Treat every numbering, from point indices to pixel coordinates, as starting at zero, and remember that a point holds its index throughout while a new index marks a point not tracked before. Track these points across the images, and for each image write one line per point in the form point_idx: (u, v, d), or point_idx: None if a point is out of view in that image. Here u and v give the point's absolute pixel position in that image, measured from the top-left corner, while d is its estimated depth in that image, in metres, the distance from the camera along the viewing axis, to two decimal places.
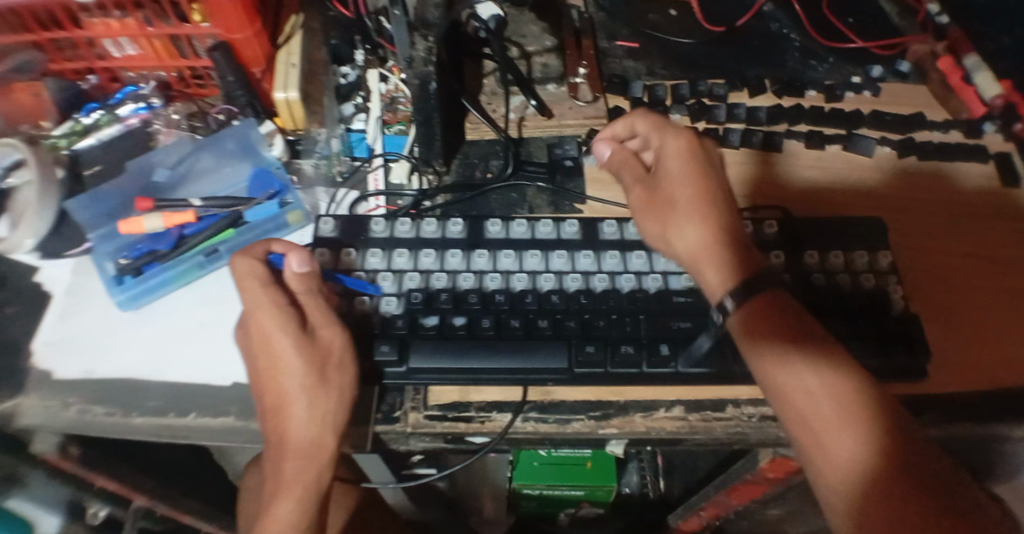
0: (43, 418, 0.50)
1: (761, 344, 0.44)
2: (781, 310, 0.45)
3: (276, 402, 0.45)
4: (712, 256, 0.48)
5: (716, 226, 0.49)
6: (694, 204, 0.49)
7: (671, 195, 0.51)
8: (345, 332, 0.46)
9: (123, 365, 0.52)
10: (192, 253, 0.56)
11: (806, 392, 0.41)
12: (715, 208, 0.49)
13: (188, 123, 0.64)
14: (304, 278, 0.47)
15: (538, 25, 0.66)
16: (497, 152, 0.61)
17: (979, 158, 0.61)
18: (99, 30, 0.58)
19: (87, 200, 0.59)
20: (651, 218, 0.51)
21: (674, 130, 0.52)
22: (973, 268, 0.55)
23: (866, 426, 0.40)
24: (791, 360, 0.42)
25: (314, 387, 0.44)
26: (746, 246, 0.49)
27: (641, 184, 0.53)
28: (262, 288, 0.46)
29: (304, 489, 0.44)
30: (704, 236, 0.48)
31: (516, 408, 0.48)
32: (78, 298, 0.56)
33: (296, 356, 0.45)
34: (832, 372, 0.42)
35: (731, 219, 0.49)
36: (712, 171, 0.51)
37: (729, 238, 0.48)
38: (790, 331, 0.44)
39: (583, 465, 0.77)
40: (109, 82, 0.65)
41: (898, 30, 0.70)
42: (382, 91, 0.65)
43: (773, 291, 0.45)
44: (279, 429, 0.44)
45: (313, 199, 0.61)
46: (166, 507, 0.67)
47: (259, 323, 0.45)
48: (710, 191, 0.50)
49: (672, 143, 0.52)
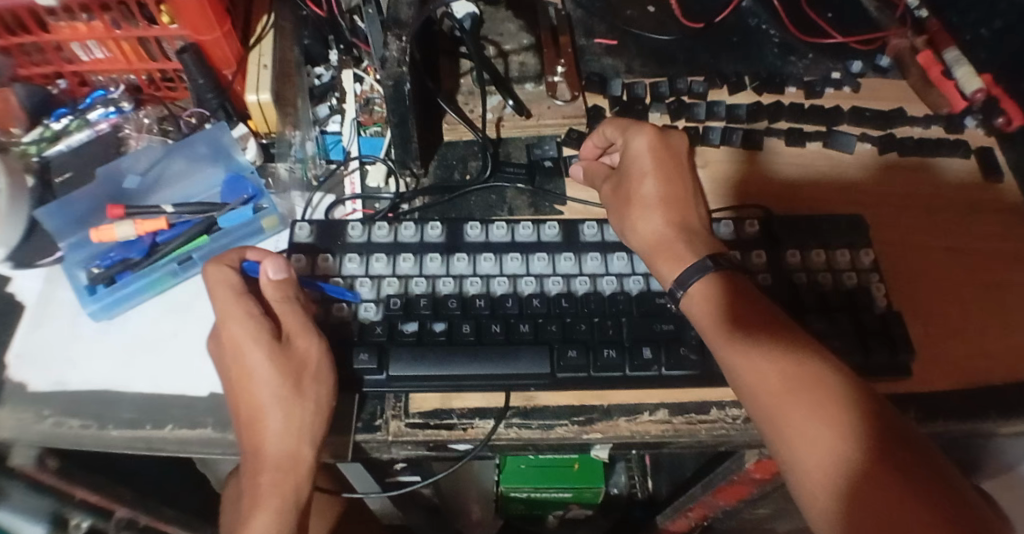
0: (15, 433, 0.49)
1: (725, 341, 0.44)
2: (743, 304, 0.45)
3: (251, 413, 0.44)
4: (668, 250, 0.49)
5: (675, 221, 0.51)
6: (653, 198, 0.51)
7: (633, 191, 0.53)
8: (322, 340, 0.45)
9: (98, 376, 0.51)
10: (166, 260, 0.55)
11: (774, 388, 0.41)
12: (674, 204, 0.51)
13: (159, 127, 0.63)
14: (279, 285, 0.45)
15: (515, 23, 0.65)
16: (475, 153, 0.60)
17: (961, 153, 0.60)
18: (65, 34, 0.57)
19: (56, 207, 0.57)
20: (615, 212, 0.53)
21: (638, 127, 0.53)
22: (952, 264, 0.55)
23: (838, 414, 0.39)
24: (756, 354, 0.43)
25: (289, 398, 0.44)
26: (703, 239, 0.50)
27: (610, 181, 0.55)
28: (236, 298, 0.45)
29: (281, 501, 0.43)
30: (662, 231, 0.50)
31: (498, 414, 0.48)
32: (50, 308, 0.55)
33: (271, 366, 0.44)
34: (798, 364, 0.41)
35: (691, 214, 0.51)
36: (676, 167, 0.53)
37: (687, 232, 0.50)
38: (753, 325, 0.44)
39: (570, 467, 0.77)
40: (78, 86, 0.64)
41: (876, 23, 0.69)
42: (357, 92, 0.63)
43: (735, 283, 0.47)
44: (255, 440, 0.44)
45: (288, 204, 0.59)
46: (148, 517, 0.66)
47: (233, 334, 0.44)
48: (672, 187, 0.52)
49: (638, 140, 0.53)
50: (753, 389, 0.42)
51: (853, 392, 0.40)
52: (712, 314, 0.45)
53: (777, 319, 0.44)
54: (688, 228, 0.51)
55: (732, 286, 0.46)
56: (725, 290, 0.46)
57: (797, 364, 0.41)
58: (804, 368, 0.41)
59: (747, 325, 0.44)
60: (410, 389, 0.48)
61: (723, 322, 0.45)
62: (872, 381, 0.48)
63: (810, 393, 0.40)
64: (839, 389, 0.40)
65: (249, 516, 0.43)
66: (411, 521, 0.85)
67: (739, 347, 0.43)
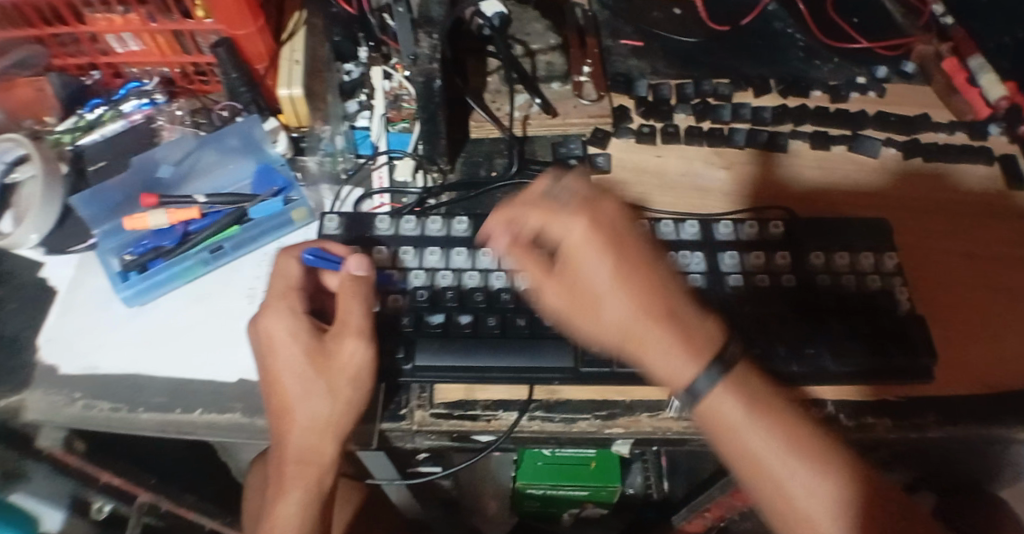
0: (46, 414, 0.50)
1: (723, 431, 0.40)
2: (767, 417, 0.39)
3: (281, 408, 0.44)
4: (658, 349, 0.40)
5: (653, 311, 0.40)
6: (624, 292, 0.41)
7: (599, 291, 0.41)
8: (363, 346, 0.44)
9: (128, 361, 0.52)
10: (197, 249, 0.56)
11: (774, 479, 0.39)
12: (649, 294, 0.41)
13: (191, 119, 0.64)
14: (354, 281, 0.46)
15: (541, 23, 0.66)
16: (501, 150, 0.61)
17: (983, 159, 0.60)
18: (101, 25, 0.58)
19: (90, 196, 0.58)
20: (574, 312, 0.42)
21: (565, 212, 0.42)
22: (970, 269, 0.55)
23: (837, 498, 0.38)
24: (778, 475, 0.39)
25: (321, 398, 0.44)
26: (694, 319, 0.41)
27: (564, 282, 0.42)
28: (287, 290, 0.47)
29: (304, 493, 0.44)
30: (649, 328, 0.40)
31: (521, 407, 0.49)
32: (80, 293, 0.56)
33: (308, 365, 0.44)
34: (796, 448, 0.39)
35: (674, 300, 0.41)
36: (631, 244, 0.42)
37: (670, 323, 0.40)
38: (778, 444, 0.39)
39: (586, 466, 0.74)
40: (112, 78, 0.65)
41: (901, 29, 0.70)
42: (386, 88, 0.64)
43: (734, 366, 0.41)
44: (282, 433, 0.44)
45: (317, 197, 0.61)
46: (170, 503, 0.67)
47: (272, 330, 0.45)
48: (632, 272, 0.41)
49: (570, 230, 0.42)
50: (771, 497, 0.39)
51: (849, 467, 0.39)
52: (733, 432, 0.39)
53: (801, 429, 0.40)
54: (674, 315, 0.41)
55: (747, 391, 0.40)
56: (742, 401, 0.39)
57: (793, 448, 0.39)
58: (836, 488, 0.38)
59: (753, 424, 0.39)
60: (435, 379, 0.49)
61: (745, 440, 0.39)
62: (887, 383, 0.49)
63: (843, 516, 0.37)
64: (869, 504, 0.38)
65: (276, 502, 0.45)
66: (426, 514, 0.85)
67: (760, 465, 0.39)
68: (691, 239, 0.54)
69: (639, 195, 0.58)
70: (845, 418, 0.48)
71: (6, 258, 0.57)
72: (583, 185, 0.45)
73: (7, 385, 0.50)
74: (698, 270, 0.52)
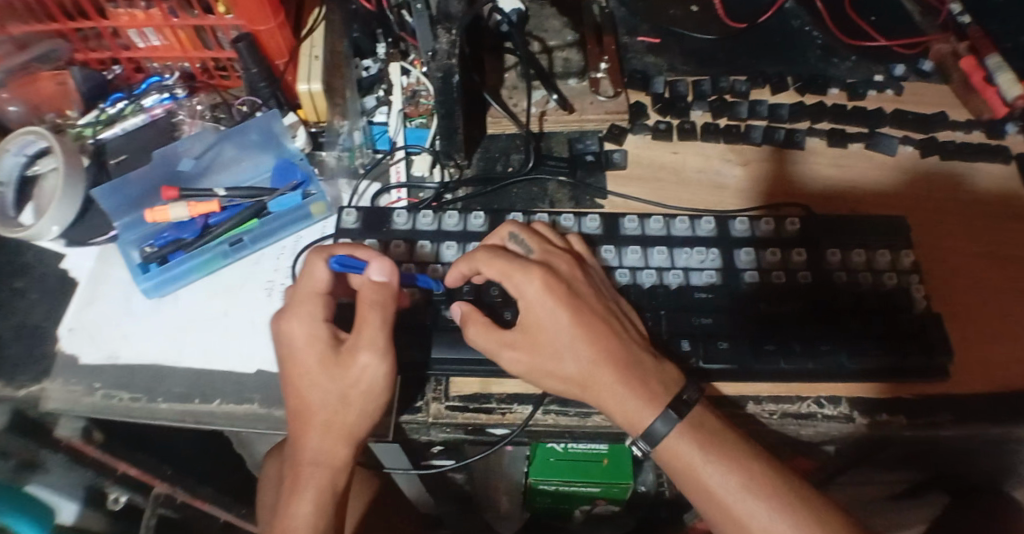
0: (65, 403, 0.50)
1: (683, 471, 0.42)
2: (724, 457, 0.41)
3: (297, 411, 0.45)
4: (614, 395, 0.43)
5: (609, 358, 0.43)
6: (580, 343, 0.43)
7: (556, 348, 0.43)
8: (376, 359, 0.44)
9: (148, 352, 0.53)
10: (217, 242, 0.56)
11: (731, 518, 0.41)
12: (604, 345, 0.43)
13: (211, 115, 0.65)
14: (377, 288, 0.44)
15: (559, 20, 0.67)
16: (518, 146, 0.61)
17: (1000, 159, 0.60)
18: (123, 20, 0.59)
19: (111, 188, 0.58)
20: (529, 364, 0.44)
21: (524, 269, 0.44)
22: (985, 269, 0.55)
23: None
24: (734, 513, 0.41)
25: (335, 404, 0.44)
26: (649, 365, 0.44)
27: (520, 341, 0.44)
28: (309, 292, 0.46)
29: (318, 494, 0.44)
30: (605, 376, 0.43)
31: (536, 401, 0.49)
32: (101, 285, 0.56)
33: (324, 372, 0.44)
34: (752, 488, 0.41)
35: (628, 349, 0.44)
36: (584, 299, 0.45)
37: (626, 370, 0.43)
38: (734, 483, 0.41)
39: (598, 462, 0.73)
40: (133, 72, 0.67)
41: (919, 28, 0.69)
42: (404, 84, 0.65)
43: (694, 409, 0.43)
44: (297, 434, 0.45)
45: (335, 191, 0.62)
46: (185, 494, 0.68)
47: (292, 334, 0.45)
48: (588, 322, 0.44)
49: (528, 284, 0.44)
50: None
51: (805, 506, 0.40)
52: (691, 472, 0.42)
53: (757, 466, 0.42)
54: (630, 361, 0.43)
55: (703, 431, 0.42)
56: (697, 442, 0.42)
57: (748, 487, 0.41)
58: (792, 524, 0.40)
59: (710, 464, 0.41)
60: (451, 372, 0.49)
61: (703, 479, 0.41)
62: (902, 381, 0.49)
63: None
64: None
65: (289, 503, 0.44)
66: (439, 509, 0.85)
67: (719, 502, 0.41)
68: (707, 235, 0.54)
69: (655, 192, 0.59)
70: (860, 416, 0.48)
71: (28, 249, 0.58)
72: (534, 247, 0.48)
73: (27, 375, 0.51)
74: (713, 266, 0.52)
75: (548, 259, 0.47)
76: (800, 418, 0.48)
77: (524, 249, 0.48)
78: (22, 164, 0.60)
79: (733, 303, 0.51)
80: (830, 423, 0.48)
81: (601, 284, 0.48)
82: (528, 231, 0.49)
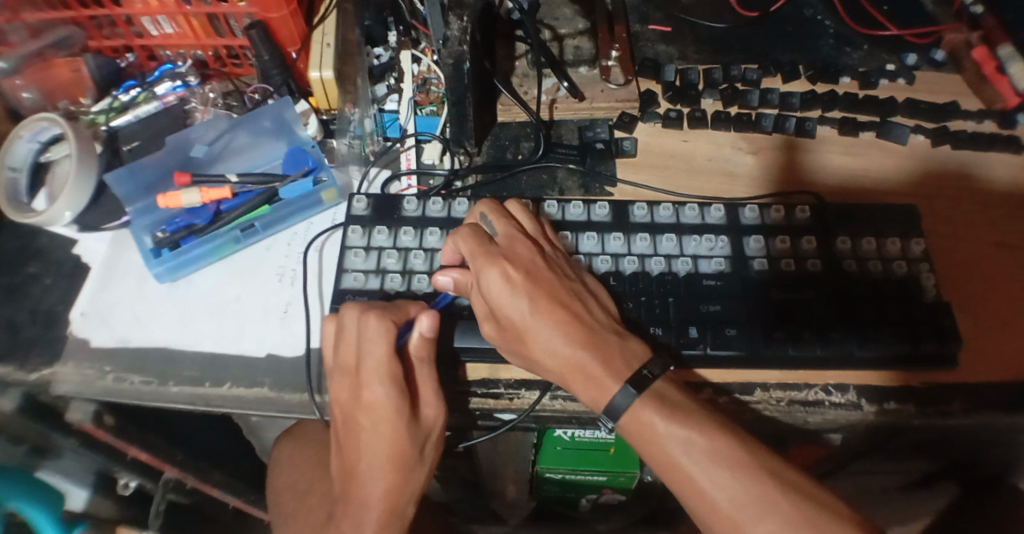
0: (78, 385, 0.51)
1: (647, 439, 0.41)
2: (689, 422, 0.40)
3: (375, 472, 0.43)
4: (581, 376, 0.43)
5: (580, 339, 0.43)
6: (545, 325, 0.43)
7: (523, 326, 0.43)
8: (442, 411, 0.46)
9: (160, 335, 0.53)
10: (229, 228, 0.57)
11: (694, 486, 0.39)
12: (567, 325, 0.43)
13: (224, 102, 0.65)
14: (425, 342, 0.45)
15: (570, 7, 0.67)
16: (528, 134, 0.62)
17: (1013, 149, 0.60)
18: (137, 8, 0.60)
19: (126, 173, 0.60)
20: (510, 350, 0.46)
21: (487, 257, 0.45)
22: (1002, 258, 0.54)
23: (757, 501, 0.38)
24: (699, 480, 0.39)
25: (411, 462, 0.44)
26: (614, 342, 0.44)
27: (490, 324, 0.46)
28: (387, 356, 0.44)
29: None
30: (573, 355, 0.43)
31: (544, 386, 0.49)
32: (116, 268, 0.57)
33: (404, 434, 0.44)
34: (718, 451, 0.39)
35: (594, 331, 0.44)
36: (544, 284, 0.45)
37: (599, 350, 0.43)
38: (696, 447, 0.40)
39: (606, 453, 0.72)
40: (147, 60, 0.67)
41: (931, 18, 0.69)
42: (415, 72, 0.66)
43: (664, 379, 0.43)
44: (364, 492, 0.43)
45: (346, 177, 0.62)
46: (196, 479, 0.69)
47: (375, 399, 0.44)
48: (553, 306, 0.44)
49: (488, 270, 0.44)
50: (700, 507, 0.40)
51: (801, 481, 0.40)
52: (653, 438, 0.41)
53: (721, 435, 0.40)
54: (599, 341, 0.43)
55: (666, 402, 0.41)
56: (660, 409, 0.41)
57: (714, 451, 0.39)
58: (756, 488, 0.38)
59: (672, 429, 0.40)
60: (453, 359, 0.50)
61: (665, 444, 0.40)
62: (916, 367, 0.49)
63: (762, 517, 0.37)
64: (801, 501, 0.38)
65: None
66: (447, 498, 0.86)
67: (681, 470, 0.40)
68: (716, 223, 0.54)
69: (667, 179, 0.59)
70: (867, 404, 0.48)
71: (42, 234, 0.59)
72: (500, 229, 0.48)
73: (40, 359, 0.52)
74: (722, 254, 0.53)
75: (510, 244, 0.47)
76: (807, 405, 0.48)
77: (491, 231, 0.49)
78: (36, 150, 0.60)
79: (744, 291, 0.51)
80: (838, 410, 0.48)
81: (565, 266, 0.48)
82: (499, 211, 0.49)
